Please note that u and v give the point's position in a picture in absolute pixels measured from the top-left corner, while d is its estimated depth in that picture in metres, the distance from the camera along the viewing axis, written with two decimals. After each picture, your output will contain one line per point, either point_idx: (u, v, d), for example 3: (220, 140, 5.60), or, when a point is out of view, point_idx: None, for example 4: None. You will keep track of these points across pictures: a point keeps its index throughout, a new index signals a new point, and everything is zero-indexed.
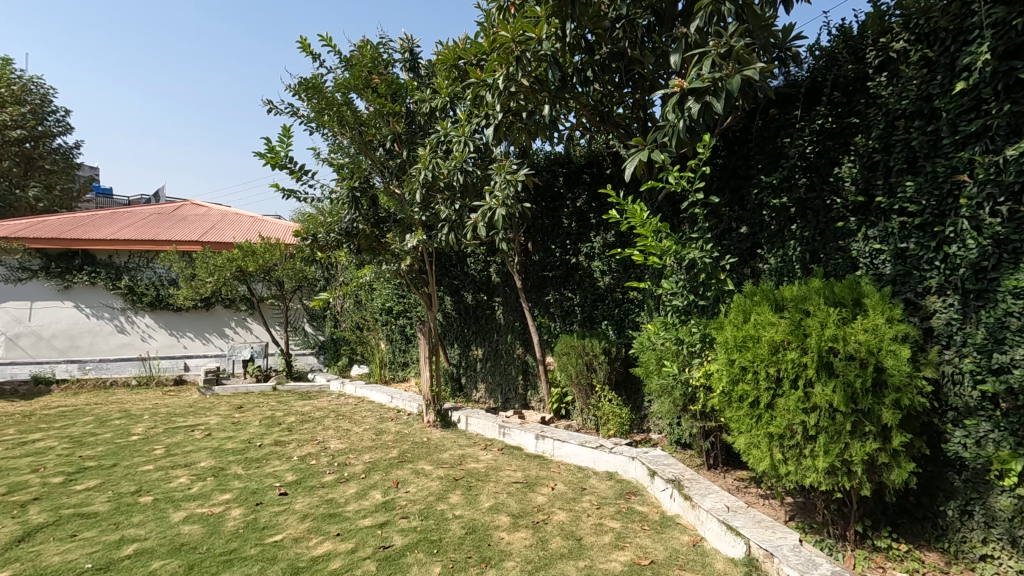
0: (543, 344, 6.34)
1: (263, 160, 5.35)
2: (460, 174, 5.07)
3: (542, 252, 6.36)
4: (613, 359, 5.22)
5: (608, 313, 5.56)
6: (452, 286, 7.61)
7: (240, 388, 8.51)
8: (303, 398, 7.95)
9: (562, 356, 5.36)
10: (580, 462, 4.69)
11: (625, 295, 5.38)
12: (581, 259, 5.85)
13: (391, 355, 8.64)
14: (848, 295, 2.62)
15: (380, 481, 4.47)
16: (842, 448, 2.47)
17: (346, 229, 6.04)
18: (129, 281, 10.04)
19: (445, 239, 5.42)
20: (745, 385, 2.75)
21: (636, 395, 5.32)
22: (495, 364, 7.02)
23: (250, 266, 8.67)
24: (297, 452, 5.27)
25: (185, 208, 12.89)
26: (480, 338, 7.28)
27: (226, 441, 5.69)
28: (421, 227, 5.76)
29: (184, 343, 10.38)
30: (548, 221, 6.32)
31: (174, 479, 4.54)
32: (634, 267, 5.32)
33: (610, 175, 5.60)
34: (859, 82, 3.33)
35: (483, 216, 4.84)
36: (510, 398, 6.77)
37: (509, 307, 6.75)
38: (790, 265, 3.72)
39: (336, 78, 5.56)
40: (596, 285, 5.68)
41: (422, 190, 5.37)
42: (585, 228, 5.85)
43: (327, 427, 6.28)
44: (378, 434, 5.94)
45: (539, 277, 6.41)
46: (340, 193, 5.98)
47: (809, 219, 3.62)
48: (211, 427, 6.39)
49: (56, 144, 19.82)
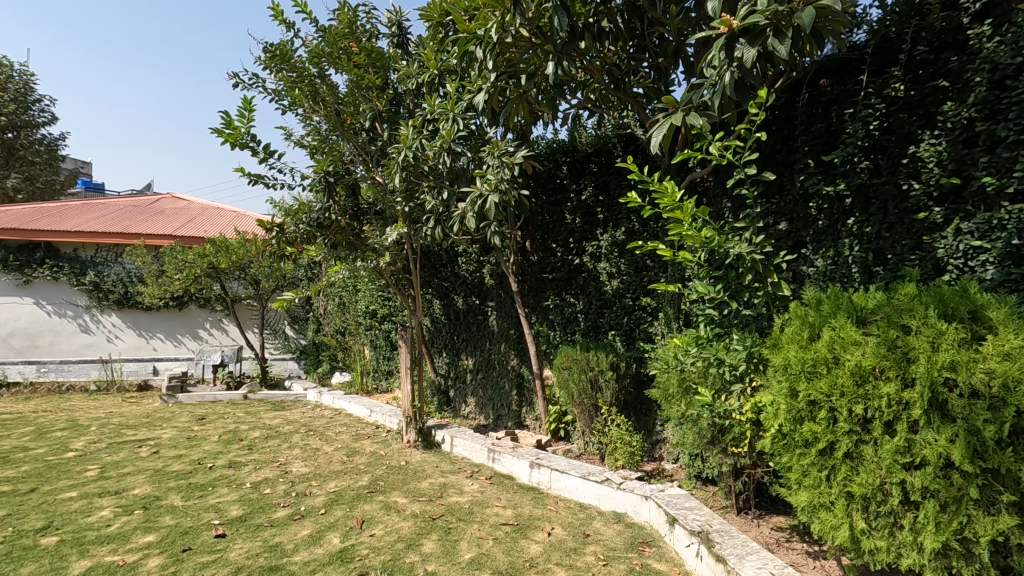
0: (541, 355, 5.61)
1: (220, 138, 4.60)
2: (447, 156, 4.38)
3: (541, 252, 5.65)
4: (622, 376, 4.50)
5: (617, 322, 4.85)
6: (441, 288, 6.88)
7: (207, 396, 7.74)
8: (275, 409, 7.21)
9: (561, 371, 4.63)
10: (583, 498, 3.95)
11: (636, 302, 4.69)
12: (585, 260, 5.16)
13: (375, 362, 7.90)
14: (962, 307, 1.89)
15: (341, 519, 3.71)
16: (962, 522, 1.75)
17: (319, 221, 5.28)
18: (95, 276, 9.27)
19: (432, 234, 4.70)
20: (816, 428, 2.02)
21: (647, 417, 4.61)
22: (486, 376, 6.30)
23: (222, 263, 7.95)
24: (251, 477, 4.51)
25: (164, 201, 12.19)
26: (471, 346, 6.56)
27: (174, 461, 4.93)
28: (403, 221, 5.04)
29: (153, 345, 9.64)
30: (548, 216, 5.62)
31: (94, 512, 3.78)
32: (647, 271, 4.61)
33: (622, 164, 4.92)
34: (950, 34, 2.67)
35: (471, 206, 4.08)
36: (502, 415, 6.04)
37: (503, 313, 6.02)
38: (845, 269, 3.01)
39: (308, 47, 4.84)
40: (603, 290, 4.98)
41: (403, 175, 4.65)
42: (592, 226, 5.16)
43: (294, 445, 5.53)
44: (350, 455, 5.19)
45: (537, 279, 5.69)
46: (311, 179, 5.25)
47: (873, 211, 2.92)
48: (162, 442, 5.62)
49: (39, 134, 19.20)
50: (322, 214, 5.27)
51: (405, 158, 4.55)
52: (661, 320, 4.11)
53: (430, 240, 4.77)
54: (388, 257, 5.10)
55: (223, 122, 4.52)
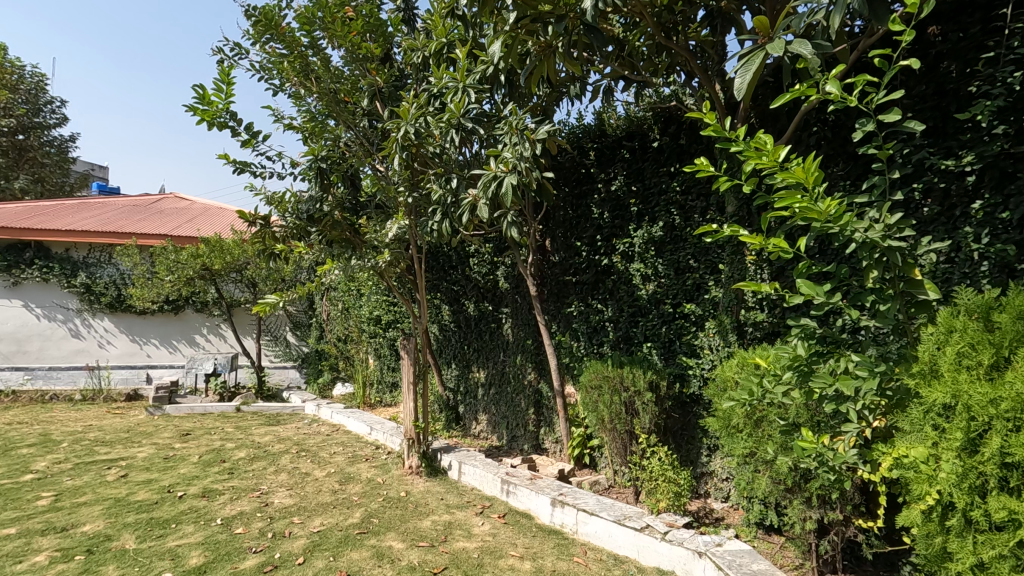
0: (562, 369, 4.92)
1: (194, 116, 3.98)
2: (456, 133, 3.70)
3: (563, 252, 4.97)
4: (663, 397, 3.78)
5: (655, 332, 4.15)
6: (451, 293, 6.21)
7: (197, 407, 7.14)
8: (268, 425, 6.57)
9: (589, 392, 3.91)
10: (618, 548, 3.22)
11: (678, 309, 4.01)
12: (616, 260, 4.47)
13: (379, 373, 7.25)
14: None
15: (322, 572, 3.02)
16: None
17: (309, 212, 4.66)
18: (86, 278, 8.76)
19: (438, 229, 4.06)
20: (1016, 504, 1.43)
21: (690, 445, 3.92)
22: (500, 391, 5.62)
23: (216, 265, 7.38)
24: (225, 511, 3.85)
25: (166, 201, 11.73)
26: (483, 357, 5.87)
27: (140, 489, 4.30)
28: (405, 213, 4.40)
29: (147, 351, 9.10)
30: (571, 211, 4.94)
31: (27, 557, 3.12)
32: (691, 272, 3.92)
33: (660, 150, 4.24)
34: None
35: (484, 190, 3.34)
36: (517, 436, 5.36)
37: (519, 321, 5.34)
38: (968, 267, 2.32)
39: (297, 11, 4.19)
40: (636, 295, 4.30)
41: (403, 156, 3.96)
42: (623, 221, 4.47)
43: (281, 469, 4.87)
44: (342, 483, 4.52)
45: (559, 282, 5.00)
46: (302, 166, 4.61)
47: (1013, 191, 2.24)
48: (135, 463, 4.99)
49: (50, 137, 19.06)
50: (313, 205, 4.66)
51: (406, 135, 3.86)
52: (720, 331, 3.60)
53: (437, 236, 4.13)
54: (388, 255, 4.44)
55: (197, 97, 3.89)
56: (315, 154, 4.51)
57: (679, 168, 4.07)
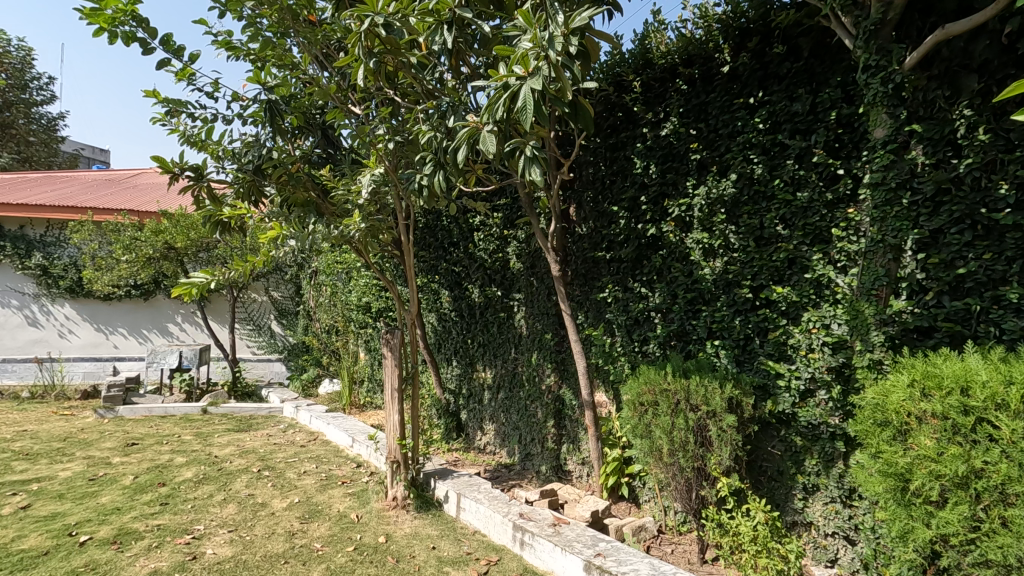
0: (591, 371, 3.82)
1: (84, 20, 2.84)
2: (446, 32, 2.58)
3: (593, 220, 3.84)
4: (745, 421, 2.66)
5: (725, 326, 3.04)
6: (451, 276, 5.10)
7: (156, 409, 6.11)
8: (234, 432, 5.52)
9: (638, 410, 2.79)
10: None
11: (760, 295, 2.90)
12: (667, 228, 3.34)
13: (369, 370, 6.19)
14: None
15: None
16: None
17: (256, 162, 3.55)
18: (42, 259, 7.75)
19: (429, 183, 2.97)
20: None
21: (778, 485, 2.85)
22: (510, 397, 4.54)
23: (178, 242, 6.35)
24: (132, 570, 2.78)
25: (145, 176, 10.69)
26: (489, 354, 4.77)
27: (34, 530, 3.24)
28: (385, 164, 3.30)
29: (114, 341, 8.10)
30: (604, 167, 3.81)
31: None
32: (781, 243, 2.82)
33: (732, 76, 3.10)
34: None
35: (490, 113, 2.23)
36: (532, 454, 4.28)
37: (535, 310, 4.23)
38: None
39: None
40: (696, 275, 3.18)
41: (371, 67, 2.80)
42: (677, 175, 3.32)
43: (230, 497, 3.80)
44: (305, 520, 3.44)
45: (587, 260, 3.88)
46: (251, 104, 3.48)
47: None
48: (49, 487, 3.94)
49: (37, 114, 18.16)
50: (262, 153, 3.55)
51: (373, 31, 2.69)
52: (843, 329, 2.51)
53: (426, 194, 3.05)
54: (362, 221, 3.34)
55: None
56: (262, 82, 3.36)
57: (762, 99, 2.93)
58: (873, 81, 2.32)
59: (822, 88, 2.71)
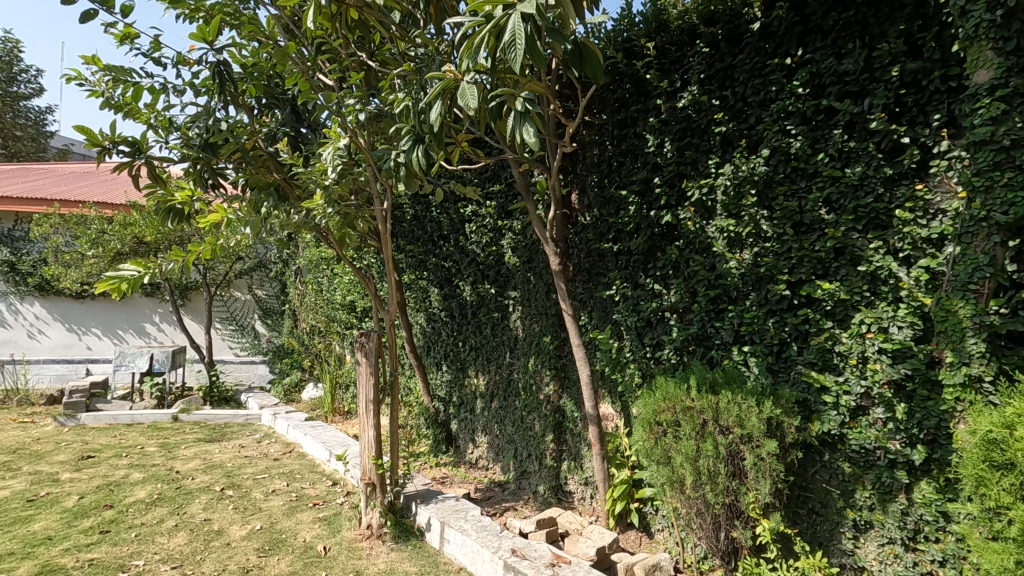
0: (595, 379, 3.35)
1: None
2: None
3: (597, 207, 3.36)
4: (786, 447, 2.18)
5: (756, 329, 2.55)
6: (441, 272, 4.62)
7: (122, 416, 5.64)
8: (204, 442, 5.04)
9: (654, 432, 2.29)
10: None
11: (799, 292, 2.41)
12: (685, 215, 2.86)
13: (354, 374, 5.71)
14: None
15: None
16: None
17: (202, 134, 3.03)
18: (9, 255, 7.29)
19: (407, 161, 2.52)
20: None
21: (821, 520, 2.37)
22: (504, 407, 4.07)
23: (148, 236, 5.88)
24: None
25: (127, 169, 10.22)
26: (482, 359, 4.29)
27: None
28: (354, 139, 2.83)
29: (87, 342, 7.62)
30: (610, 146, 3.33)
31: None
32: (825, 230, 2.34)
33: (764, 34, 2.62)
34: None
35: (470, 54, 1.74)
36: (529, 471, 3.80)
37: (532, 309, 3.75)
38: None
39: None
40: (720, 269, 2.69)
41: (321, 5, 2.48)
42: (697, 153, 2.84)
43: (183, 524, 3.32)
44: (264, 554, 2.96)
45: (591, 253, 3.40)
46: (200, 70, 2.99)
47: None
48: None
49: (25, 107, 17.71)
50: (209, 125, 3.04)
51: None
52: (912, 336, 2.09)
53: (404, 174, 2.61)
54: (328, 203, 2.87)
55: None
56: (207, 40, 2.86)
57: (802, 58, 2.45)
58: (974, 7, 1.89)
59: (878, 41, 2.24)
